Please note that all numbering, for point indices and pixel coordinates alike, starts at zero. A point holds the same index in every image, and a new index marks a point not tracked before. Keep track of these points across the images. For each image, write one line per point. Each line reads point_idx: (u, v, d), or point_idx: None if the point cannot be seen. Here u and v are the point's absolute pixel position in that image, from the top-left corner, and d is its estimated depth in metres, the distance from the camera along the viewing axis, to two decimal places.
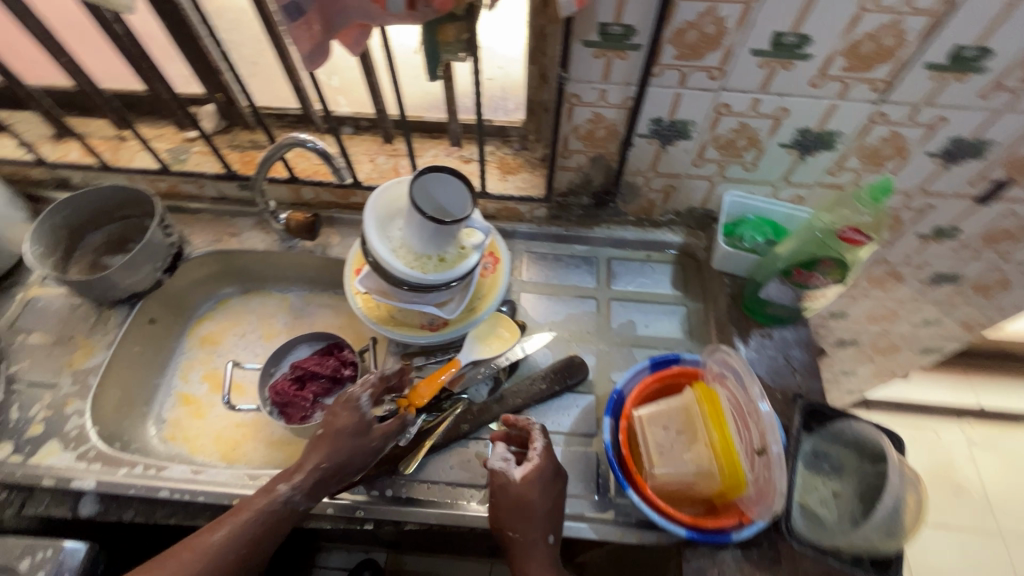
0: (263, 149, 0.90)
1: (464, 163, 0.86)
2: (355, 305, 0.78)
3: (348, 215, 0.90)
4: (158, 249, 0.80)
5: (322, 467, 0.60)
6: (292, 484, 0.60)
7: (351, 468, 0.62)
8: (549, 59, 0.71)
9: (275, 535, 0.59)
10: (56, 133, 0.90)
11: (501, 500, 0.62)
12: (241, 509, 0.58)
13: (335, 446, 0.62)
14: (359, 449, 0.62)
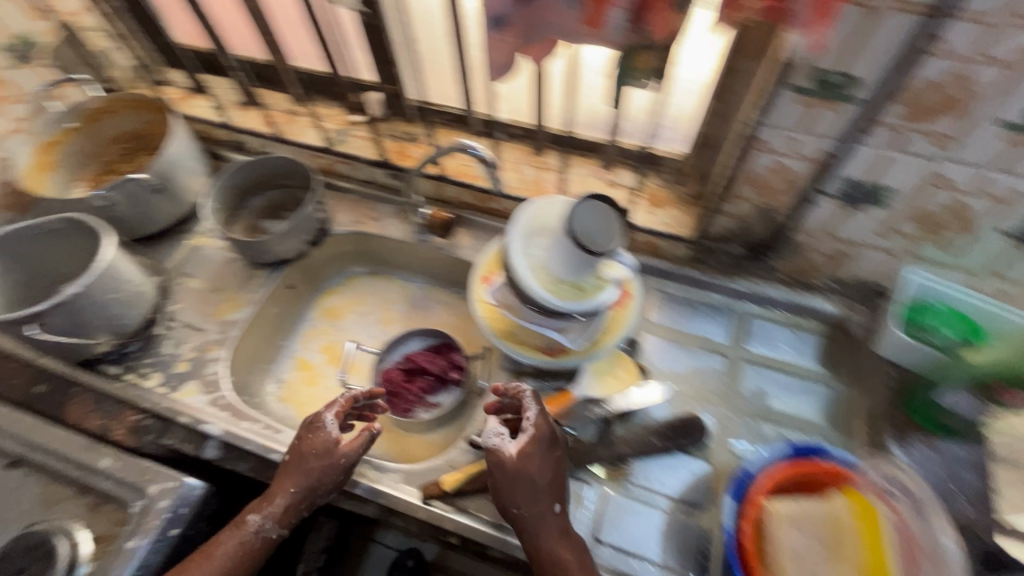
0: (416, 142, 0.92)
1: (609, 188, 0.84)
2: (476, 312, 0.77)
3: (484, 219, 0.90)
4: (308, 224, 0.85)
5: (290, 494, 0.64)
6: (263, 513, 0.64)
7: (319, 491, 0.66)
8: (734, 97, 0.66)
9: (250, 565, 0.63)
10: (244, 101, 1.00)
11: (500, 480, 0.60)
12: (213, 544, 0.62)
13: (299, 471, 0.65)
14: (323, 472, 0.65)
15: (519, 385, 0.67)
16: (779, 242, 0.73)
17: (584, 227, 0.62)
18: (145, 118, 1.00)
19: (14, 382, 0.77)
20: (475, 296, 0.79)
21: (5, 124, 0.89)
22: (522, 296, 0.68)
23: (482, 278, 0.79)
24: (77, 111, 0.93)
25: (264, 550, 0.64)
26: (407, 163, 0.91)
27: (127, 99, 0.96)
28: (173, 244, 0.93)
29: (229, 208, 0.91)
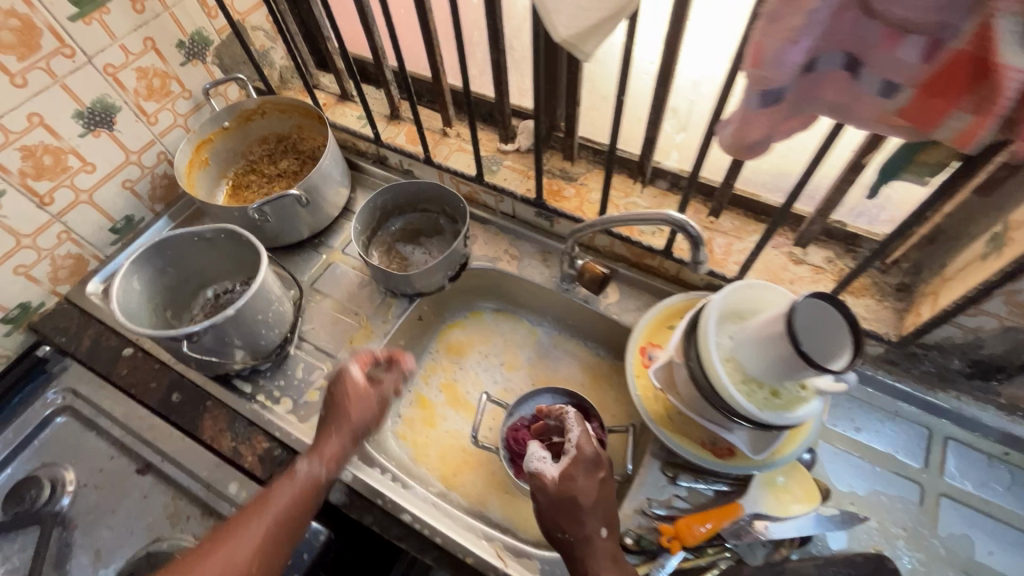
0: (571, 181, 0.85)
1: (792, 264, 0.74)
2: (633, 390, 0.70)
3: (635, 275, 0.82)
4: (452, 260, 0.80)
5: (341, 432, 0.64)
6: (315, 456, 0.63)
7: (364, 428, 0.66)
8: (1008, 195, 0.54)
9: (312, 510, 0.61)
10: (392, 114, 0.96)
11: (544, 503, 0.62)
12: (269, 494, 0.60)
13: (344, 410, 0.65)
14: (362, 411, 0.66)
15: (561, 408, 0.70)
16: (1020, 368, 0.60)
17: (811, 334, 0.53)
18: (293, 121, 0.98)
19: (152, 387, 0.76)
20: (632, 371, 0.71)
21: (168, 119, 0.89)
22: (703, 388, 0.60)
23: (640, 348, 0.73)
24: (233, 112, 0.92)
25: (324, 489, 0.63)
26: (561, 204, 0.84)
27: (279, 103, 0.94)
28: (308, 257, 0.91)
29: (369, 229, 0.87)
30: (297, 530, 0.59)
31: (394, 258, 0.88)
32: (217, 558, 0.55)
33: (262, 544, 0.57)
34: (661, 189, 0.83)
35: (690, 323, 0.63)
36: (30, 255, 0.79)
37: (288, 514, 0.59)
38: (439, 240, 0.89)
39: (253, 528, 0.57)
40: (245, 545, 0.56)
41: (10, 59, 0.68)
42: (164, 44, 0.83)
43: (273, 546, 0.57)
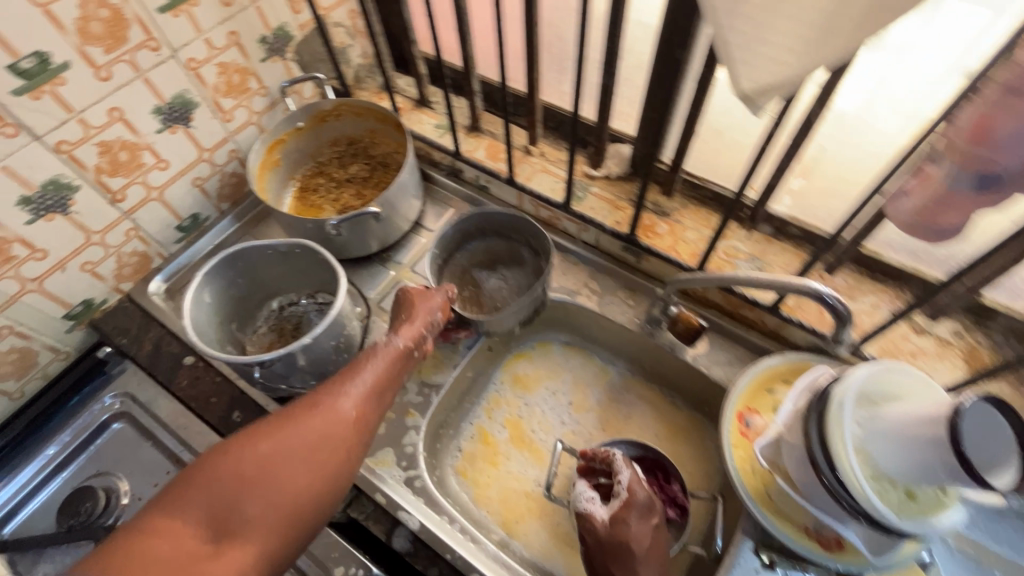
0: (665, 217, 0.79)
1: (914, 335, 0.68)
2: (730, 462, 0.63)
3: (729, 328, 0.75)
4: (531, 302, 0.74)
5: (422, 315, 0.64)
6: (398, 333, 0.62)
7: (439, 319, 0.66)
8: None
9: (400, 375, 0.61)
10: (473, 126, 0.91)
11: (595, 548, 0.62)
12: (356, 364, 0.59)
13: (422, 301, 0.66)
14: (430, 298, 0.66)
15: (607, 450, 0.69)
16: None
17: (986, 451, 0.46)
18: (367, 125, 0.93)
19: (213, 402, 0.73)
20: (729, 440, 0.65)
21: (243, 116, 0.85)
22: (824, 478, 0.54)
23: (737, 413, 0.67)
24: (308, 113, 0.88)
25: (406, 368, 0.62)
26: (652, 241, 0.77)
27: (355, 106, 0.89)
28: (376, 272, 0.87)
29: (444, 250, 0.82)
30: (385, 398, 0.59)
31: (467, 285, 0.83)
32: (316, 417, 0.53)
33: (359, 408, 0.56)
34: (764, 234, 0.76)
35: (813, 400, 0.57)
36: (97, 252, 0.76)
37: (374, 383, 0.58)
38: (516, 271, 0.83)
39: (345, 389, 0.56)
40: (338, 405, 0.55)
41: (97, 51, 0.64)
42: (247, 39, 0.79)
43: (369, 411, 0.57)
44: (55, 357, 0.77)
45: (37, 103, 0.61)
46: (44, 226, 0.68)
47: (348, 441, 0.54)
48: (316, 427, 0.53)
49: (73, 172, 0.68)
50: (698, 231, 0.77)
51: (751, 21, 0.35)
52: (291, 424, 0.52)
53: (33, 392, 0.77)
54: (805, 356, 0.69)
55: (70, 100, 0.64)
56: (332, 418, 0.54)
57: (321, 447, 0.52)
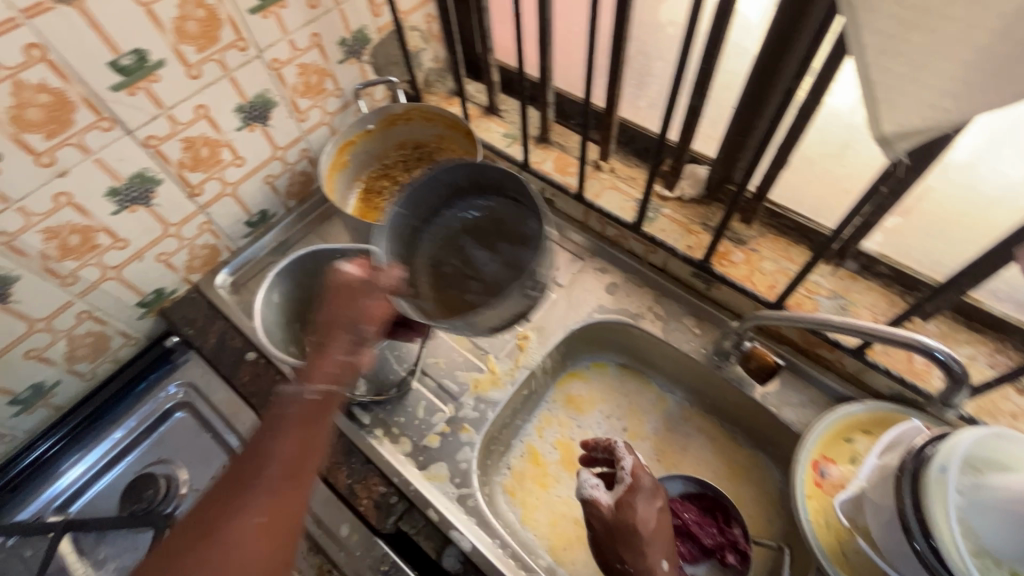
0: (741, 245, 0.75)
1: (1015, 395, 0.62)
2: (803, 515, 0.59)
3: (804, 368, 0.71)
4: (517, 300, 0.60)
5: (337, 347, 0.51)
6: (309, 382, 0.50)
7: (365, 335, 0.52)
8: None
9: (319, 440, 0.50)
10: (542, 137, 0.89)
11: (602, 531, 0.58)
12: (259, 449, 0.49)
13: (341, 323, 0.52)
14: (353, 311, 0.52)
15: (609, 438, 0.65)
16: None
17: None
18: (435, 131, 0.92)
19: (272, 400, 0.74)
20: (802, 490, 0.61)
21: (317, 117, 0.86)
22: (915, 544, 0.50)
23: (811, 461, 0.63)
24: (379, 116, 0.88)
25: (329, 417, 0.51)
26: (726, 269, 0.74)
27: (426, 111, 0.88)
28: None
29: (434, 212, 0.73)
30: (308, 478, 0.49)
31: (452, 255, 0.71)
32: (205, 555, 0.43)
33: (269, 513, 0.46)
34: (849, 270, 0.72)
35: (908, 458, 0.53)
36: (172, 244, 0.78)
37: (297, 457, 0.48)
38: (512, 242, 0.71)
39: (263, 478, 0.47)
40: (256, 503, 0.46)
41: (190, 49, 0.65)
42: (329, 41, 0.80)
43: (286, 508, 0.47)
44: (126, 342, 0.79)
45: (132, 99, 0.63)
46: (127, 217, 0.70)
47: (269, 554, 0.45)
48: (229, 539, 0.44)
49: (158, 166, 0.70)
50: (776, 261, 0.73)
51: (903, 61, 0.33)
52: (198, 547, 0.44)
53: (104, 373, 0.80)
54: (891, 406, 0.64)
55: (162, 96, 0.65)
56: (246, 524, 0.45)
57: (246, 559, 0.44)
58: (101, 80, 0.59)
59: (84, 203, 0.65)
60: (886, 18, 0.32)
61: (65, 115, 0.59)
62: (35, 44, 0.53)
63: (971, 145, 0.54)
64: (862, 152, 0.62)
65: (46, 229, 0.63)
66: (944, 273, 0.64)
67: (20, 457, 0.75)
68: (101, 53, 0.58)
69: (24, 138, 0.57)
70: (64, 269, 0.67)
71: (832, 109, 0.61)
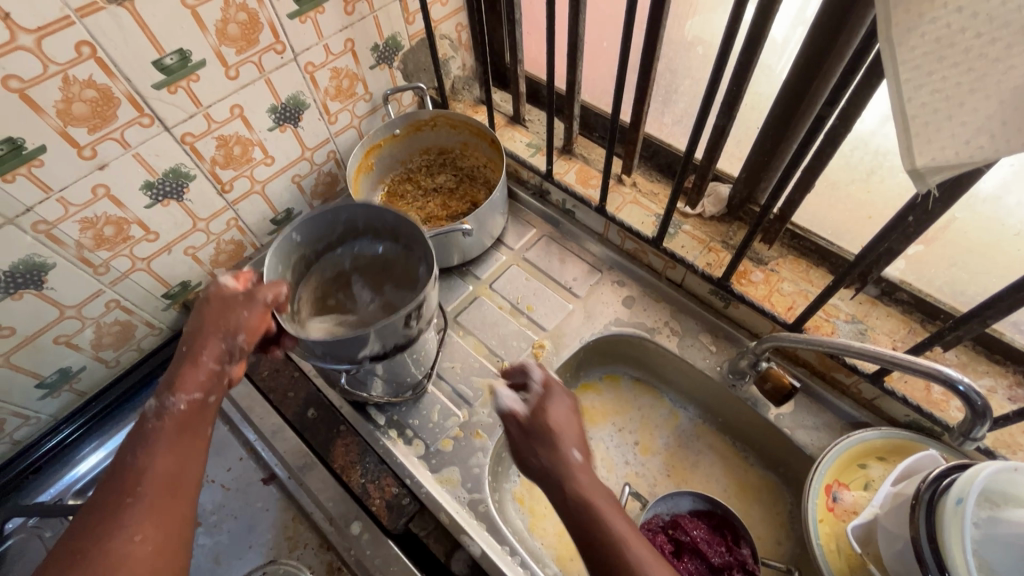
0: (761, 265, 0.75)
1: None
2: (815, 540, 0.59)
3: (820, 392, 0.71)
4: (377, 331, 0.60)
5: (208, 355, 0.55)
6: (174, 392, 0.53)
7: (237, 345, 0.57)
8: None
9: (192, 441, 0.52)
10: (565, 148, 0.90)
11: (515, 436, 0.53)
12: (124, 471, 0.48)
13: (211, 332, 0.56)
14: (224, 323, 0.56)
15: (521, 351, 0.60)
16: None
17: None
18: (460, 138, 0.93)
19: (290, 397, 0.75)
20: (815, 514, 0.61)
21: (346, 120, 0.87)
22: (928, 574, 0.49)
23: (825, 486, 0.63)
24: (406, 121, 0.89)
25: (203, 423, 0.54)
26: (745, 288, 0.74)
27: (452, 118, 0.89)
28: (454, 285, 0.87)
29: (330, 245, 0.75)
30: (187, 486, 0.50)
31: (338, 289, 0.73)
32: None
33: (150, 524, 0.46)
34: (869, 295, 0.71)
35: (925, 487, 0.52)
36: (200, 239, 0.79)
37: (171, 467, 0.50)
38: (399, 286, 0.72)
39: (136, 495, 0.47)
40: (132, 518, 0.46)
41: (230, 51, 0.67)
42: (362, 47, 0.81)
43: (168, 515, 0.48)
44: (150, 332, 0.81)
45: (172, 97, 0.65)
46: (159, 210, 0.72)
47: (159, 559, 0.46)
48: (108, 558, 0.44)
49: (193, 162, 0.71)
50: (796, 283, 0.73)
51: (941, 97, 0.33)
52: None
53: (128, 361, 0.82)
54: (907, 434, 0.64)
55: (201, 95, 0.67)
56: (125, 540, 0.45)
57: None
58: (144, 78, 0.61)
59: (120, 195, 0.67)
60: (925, 55, 0.32)
61: (109, 111, 0.61)
62: (86, 41, 0.55)
63: (1000, 176, 0.54)
64: (888, 179, 0.63)
65: (82, 219, 0.65)
66: (966, 303, 0.64)
67: (44, 440, 0.77)
68: (146, 52, 0.60)
69: (68, 130, 0.59)
70: (96, 259, 0.69)
71: (860, 134, 0.62)
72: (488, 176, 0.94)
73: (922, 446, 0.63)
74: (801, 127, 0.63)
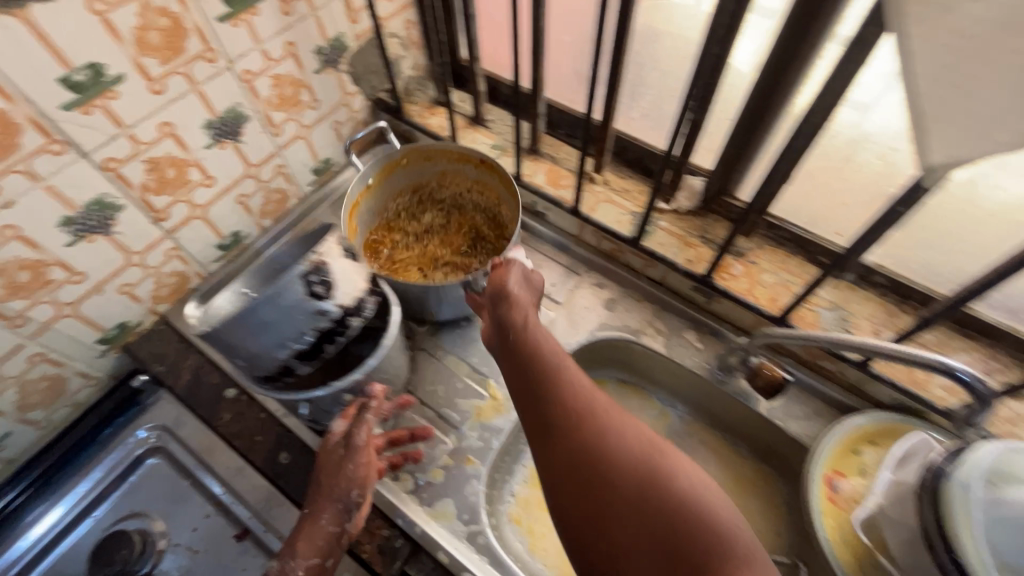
0: (739, 257, 0.75)
1: (1013, 400, 0.63)
2: (820, 532, 0.59)
3: (810, 381, 0.71)
4: (284, 317, 0.55)
5: (326, 516, 0.56)
6: (295, 556, 0.54)
7: (352, 501, 0.58)
8: None
9: None
10: (532, 148, 0.86)
11: (501, 272, 0.57)
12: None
13: (326, 494, 0.57)
14: (336, 490, 0.57)
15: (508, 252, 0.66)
16: None
17: None
18: (436, 167, 0.85)
19: (258, 442, 0.68)
20: (817, 508, 0.61)
21: (292, 130, 0.80)
22: (937, 556, 0.50)
23: (823, 477, 0.62)
24: (380, 162, 0.79)
25: None
26: (727, 282, 0.73)
27: (426, 148, 0.80)
28: None
29: None
30: None
31: None
32: None
33: None
34: (847, 281, 0.72)
35: (925, 476, 0.54)
36: (136, 274, 0.70)
37: None
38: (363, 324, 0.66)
39: None
40: None
41: (152, 62, 0.59)
42: (305, 50, 0.74)
43: None
44: (86, 384, 0.72)
45: (87, 118, 0.56)
46: (84, 247, 0.63)
47: None
48: None
49: (119, 191, 0.63)
50: (775, 273, 0.73)
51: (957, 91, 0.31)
52: None
53: (61, 420, 0.72)
54: (894, 417, 0.65)
55: (122, 114, 0.59)
56: None
57: None
58: (50, 98, 0.52)
59: (33, 235, 0.57)
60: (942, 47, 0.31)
61: (9, 139, 0.51)
62: None
63: (974, 171, 0.52)
64: None
65: None
66: (941, 284, 0.64)
67: None
68: (49, 68, 0.51)
69: None
70: (10, 310, 0.59)
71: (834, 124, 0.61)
72: (475, 200, 0.86)
73: (911, 427, 0.64)
74: (776, 118, 0.62)
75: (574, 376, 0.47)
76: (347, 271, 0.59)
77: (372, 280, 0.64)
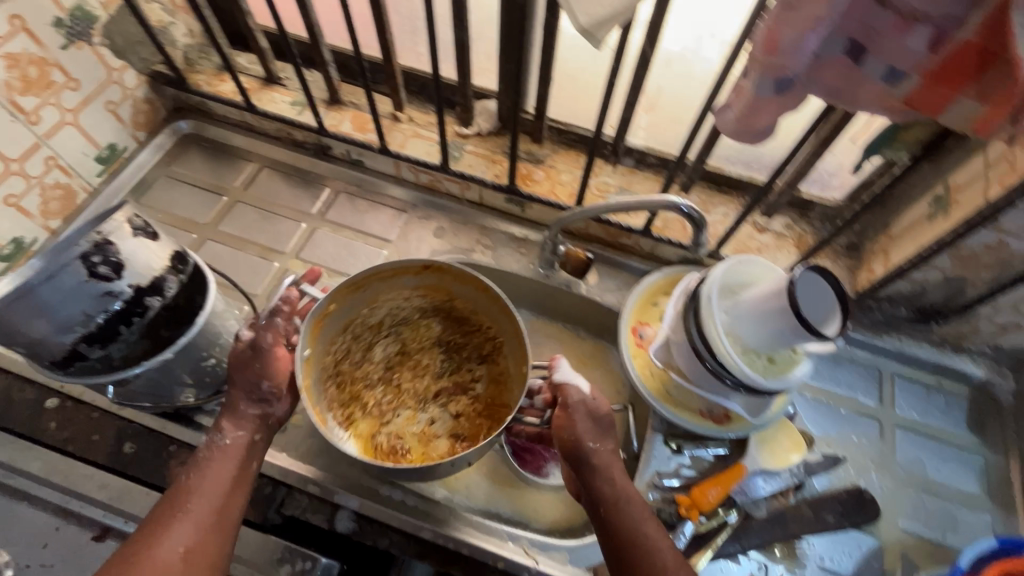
0: (539, 164, 0.83)
1: (759, 233, 0.78)
2: (632, 370, 0.72)
3: (615, 257, 0.83)
4: (61, 299, 0.50)
5: (242, 402, 0.59)
6: (221, 431, 0.58)
7: (267, 390, 0.59)
8: (942, 171, 0.61)
9: (244, 472, 0.57)
10: (332, 99, 0.87)
11: (575, 420, 0.58)
12: (197, 465, 0.56)
13: (239, 386, 0.59)
14: (248, 380, 0.59)
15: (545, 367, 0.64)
16: (956, 310, 0.69)
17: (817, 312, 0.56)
18: (367, 294, 0.67)
19: (96, 440, 0.67)
20: (629, 352, 0.73)
21: (54, 116, 0.73)
22: (706, 361, 0.63)
23: (631, 328, 0.75)
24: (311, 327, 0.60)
25: (248, 460, 0.58)
26: (531, 188, 0.81)
27: (353, 282, 0.63)
28: (257, 267, 0.82)
29: None
30: (231, 509, 0.55)
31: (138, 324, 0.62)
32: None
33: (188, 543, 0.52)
34: (627, 166, 0.81)
35: (688, 300, 0.66)
36: None
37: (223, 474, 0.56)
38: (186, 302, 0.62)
39: (186, 509, 0.53)
40: (177, 531, 0.52)
41: None
42: (39, 24, 0.68)
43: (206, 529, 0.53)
44: None
45: None
46: None
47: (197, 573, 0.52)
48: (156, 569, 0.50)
49: None
50: (570, 172, 0.82)
51: None
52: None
53: None
54: (677, 267, 0.78)
55: None
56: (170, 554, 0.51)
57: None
58: None
59: None
60: None
61: None
62: None
63: (675, 28, 0.66)
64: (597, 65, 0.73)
65: None
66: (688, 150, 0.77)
67: None
68: None
69: None
70: None
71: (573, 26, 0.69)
72: (423, 306, 0.72)
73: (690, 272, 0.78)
74: None
75: (663, 549, 0.54)
76: (142, 247, 0.54)
77: (177, 255, 0.58)
